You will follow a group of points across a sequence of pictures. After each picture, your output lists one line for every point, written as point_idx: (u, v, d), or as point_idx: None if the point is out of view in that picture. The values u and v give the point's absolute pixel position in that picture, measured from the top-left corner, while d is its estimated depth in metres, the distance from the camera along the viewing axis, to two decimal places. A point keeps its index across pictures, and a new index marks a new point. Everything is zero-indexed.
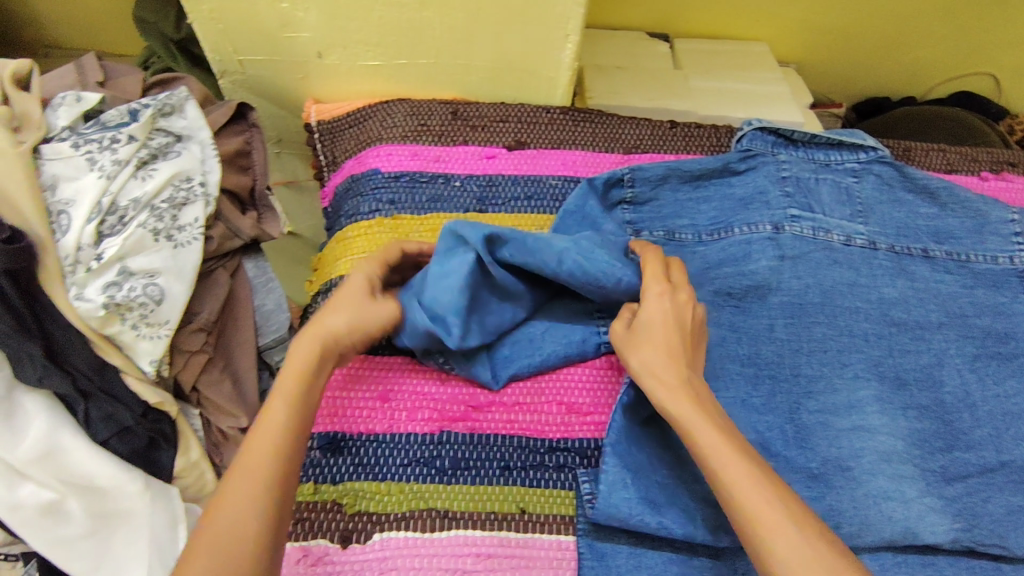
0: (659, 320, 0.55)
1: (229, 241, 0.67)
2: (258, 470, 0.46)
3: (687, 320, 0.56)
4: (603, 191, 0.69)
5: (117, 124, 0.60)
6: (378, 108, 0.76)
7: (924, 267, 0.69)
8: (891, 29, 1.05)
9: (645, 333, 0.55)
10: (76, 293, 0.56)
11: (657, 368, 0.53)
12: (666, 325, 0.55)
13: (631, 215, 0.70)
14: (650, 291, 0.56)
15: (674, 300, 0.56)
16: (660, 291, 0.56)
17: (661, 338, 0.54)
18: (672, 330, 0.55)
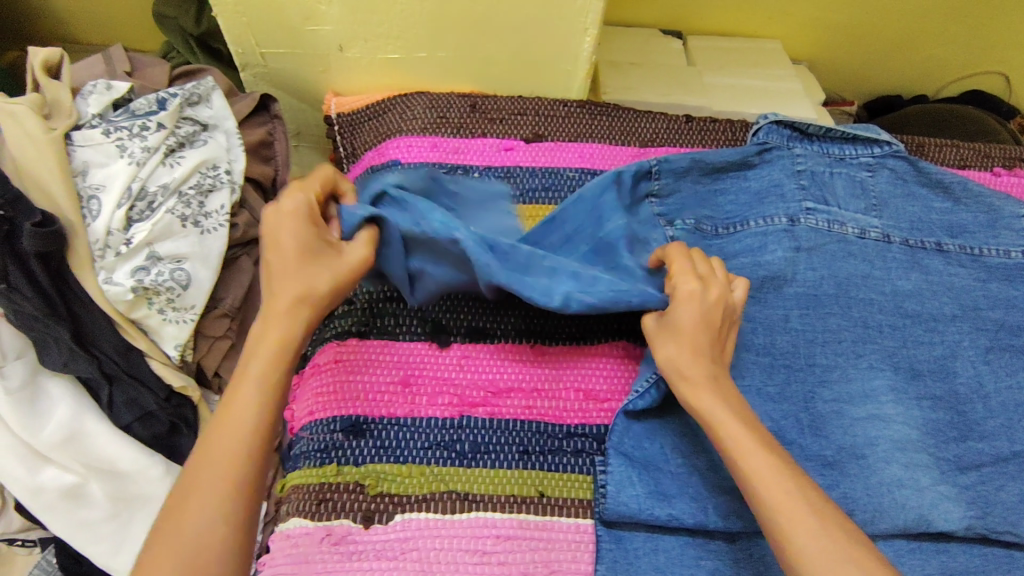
0: (687, 319, 0.54)
1: (253, 229, 0.69)
2: (226, 474, 0.44)
3: (717, 316, 0.55)
4: (633, 185, 0.68)
5: (145, 112, 0.61)
6: (398, 101, 0.77)
7: (938, 260, 0.69)
8: (903, 28, 1.05)
9: (671, 330, 0.55)
10: (106, 277, 0.58)
11: (681, 363, 0.53)
12: (693, 323, 0.54)
13: (660, 208, 0.70)
14: (681, 286, 0.55)
15: (705, 297, 0.55)
16: (688, 286, 0.55)
17: (686, 335, 0.54)
18: (701, 326, 0.54)
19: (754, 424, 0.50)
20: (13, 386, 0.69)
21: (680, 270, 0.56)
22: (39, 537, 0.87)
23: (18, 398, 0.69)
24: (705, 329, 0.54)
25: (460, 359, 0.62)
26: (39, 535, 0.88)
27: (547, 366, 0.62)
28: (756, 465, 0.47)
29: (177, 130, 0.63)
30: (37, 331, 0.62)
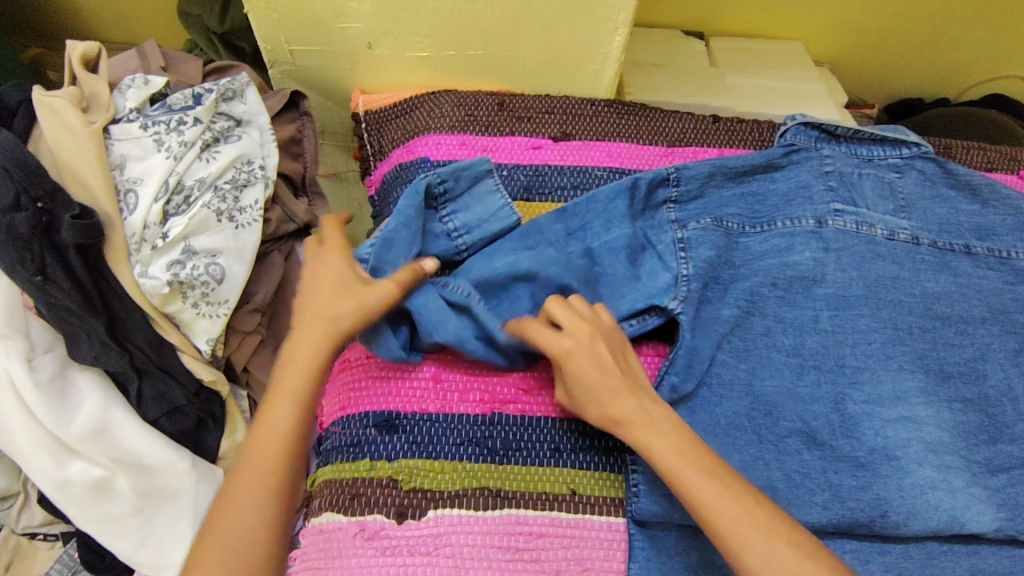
0: (585, 373, 0.53)
1: (284, 224, 0.69)
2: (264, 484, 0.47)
3: (604, 352, 0.54)
4: (648, 191, 0.69)
5: (182, 107, 0.62)
6: (425, 98, 0.77)
7: (967, 263, 0.69)
8: (926, 31, 1.05)
9: (581, 389, 0.54)
10: (141, 271, 0.59)
11: (631, 417, 0.52)
12: (590, 374, 0.53)
13: (677, 213, 0.69)
14: (562, 354, 0.54)
15: (582, 344, 0.54)
16: (560, 343, 0.54)
17: (601, 393, 0.53)
18: (609, 376, 0.53)
19: (691, 450, 0.50)
20: (42, 378, 0.68)
21: (539, 330, 0.55)
22: (62, 530, 0.87)
23: (47, 391, 0.68)
24: (587, 382, 0.53)
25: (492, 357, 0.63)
26: (62, 529, 0.88)
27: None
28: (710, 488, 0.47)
29: (212, 125, 0.63)
30: (69, 324, 0.63)
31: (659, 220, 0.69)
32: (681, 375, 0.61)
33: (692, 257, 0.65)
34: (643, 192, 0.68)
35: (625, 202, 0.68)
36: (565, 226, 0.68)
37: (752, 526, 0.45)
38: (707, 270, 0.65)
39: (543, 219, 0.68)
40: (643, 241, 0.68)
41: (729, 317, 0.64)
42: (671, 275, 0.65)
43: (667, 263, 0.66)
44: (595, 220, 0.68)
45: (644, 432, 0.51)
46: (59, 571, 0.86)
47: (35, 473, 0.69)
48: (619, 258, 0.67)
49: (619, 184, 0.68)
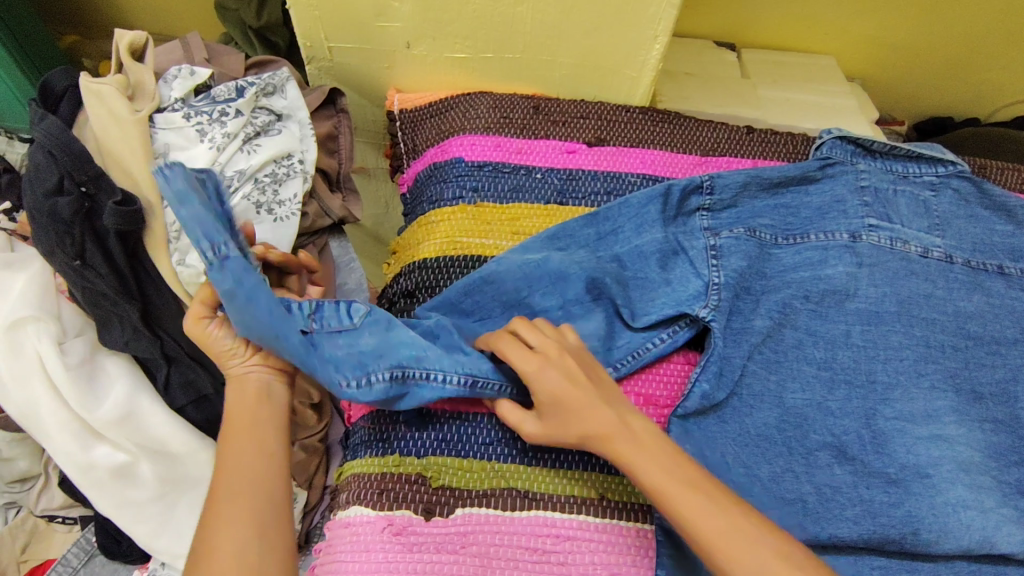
0: (557, 390, 0.51)
1: (320, 219, 0.69)
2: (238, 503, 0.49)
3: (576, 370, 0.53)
4: (681, 199, 0.69)
5: (225, 99, 0.62)
6: (461, 99, 0.78)
7: (1001, 283, 0.68)
8: (960, 51, 1.04)
9: (555, 403, 0.52)
10: (179, 259, 0.59)
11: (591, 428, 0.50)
12: (562, 389, 0.51)
13: (710, 221, 0.69)
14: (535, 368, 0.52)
15: (549, 354, 0.53)
16: (529, 364, 0.52)
17: (578, 407, 0.51)
18: (578, 391, 0.51)
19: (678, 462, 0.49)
20: (72, 362, 0.69)
21: (511, 345, 0.54)
22: (81, 514, 0.88)
23: (76, 374, 0.69)
24: (554, 395, 0.51)
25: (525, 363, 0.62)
26: (81, 513, 0.89)
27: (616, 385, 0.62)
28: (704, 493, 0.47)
29: (254, 119, 0.63)
30: (102, 309, 0.64)
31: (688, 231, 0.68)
32: (713, 383, 0.61)
33: (723, 265, 0.65)
34: (676, 198, 0.68)
35: (656, 208, 0.68)
36: (597, 230, 0.68)
37: (742, 539, 0.44)
38: (739, 280, 0.65)
39: (573, 222, 0.68)
40: (675, 246, 0.67)
41: (761, 328, 0.64)
42: (701, 283, 0.65)
43: (698, 271, 0.65)
44: (627, 225, 0.68)
45: (624, 445, 0.49)
46: (75, 555, 0.85)
47: (60, 455, 0.70)
48: (649, 262, 0.67)
49: (653, 190, 0.68)
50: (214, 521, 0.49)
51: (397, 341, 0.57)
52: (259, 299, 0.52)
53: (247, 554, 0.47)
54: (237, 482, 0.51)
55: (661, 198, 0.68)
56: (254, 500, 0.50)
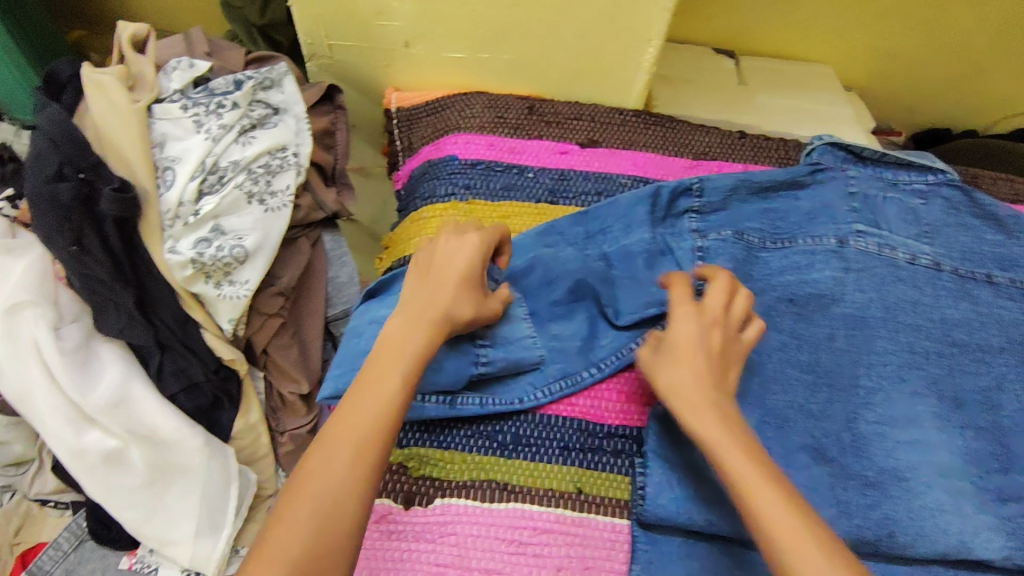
0: (681, 336, 0.53)
1: (314, 213, 0.70)
2: (359, 450, 0.46)
3: (717, 342, 0.53)
4: (670, 201, 0.69)
5: (222, 91, 0.63)
6: (457, 99, 0.79)
7: (988, 292, 0.68)
8: (958, 62, 1.05)
9: (673, 354, 0.53)
10: (171, 246, 0.60)
11: (681, 387, 0.51)
12: (702, 345, 0.53)
13: (698, 224, 0.69)
14: (679, 311, 0.55)
15: (705, 320, 0.54)
16: (708, 321, 0.54)
17: (684, 355, 0.52)
18: (697, 352, 0.52)
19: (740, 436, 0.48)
20: (68, 347, 0.70)
21: (683, 295, 0.56)
22: (72, 500, 0.89)
23: (70, 358, 0.70)
24: (719, 336, 0.53)
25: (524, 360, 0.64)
26: (73, 498, 0.90)
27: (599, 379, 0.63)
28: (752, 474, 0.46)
29: (250, 112, 0.64)
30: (98, 296, 0.63)
31: (674, 237, 0.69)
32: None
33: (709, 268, 0.66)
34: (665, 198, 0.69)
35: (638, 209, 0.68)
36: (584, 229, 0.69)
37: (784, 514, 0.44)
38: None
39: (562, 220, 0.69)
40: (662, 247, 0.68)
41: None
42: (686, 284, 0.65)
43: (685, 272, 0.66)
44: (614, 225, 0.69)
45: (701, 421, 0.49)
46: (65, 539, 0.85)
47: (52, 438, 0.70)
48: (636, 261, 0.67)
49: (642, 192, 0.69)
50: (330, 457, 0.45)
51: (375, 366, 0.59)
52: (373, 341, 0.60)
53: (345, 509, 0.44)
54: (324, 466, 0.45)
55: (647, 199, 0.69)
56: (343, 488, 0.44)
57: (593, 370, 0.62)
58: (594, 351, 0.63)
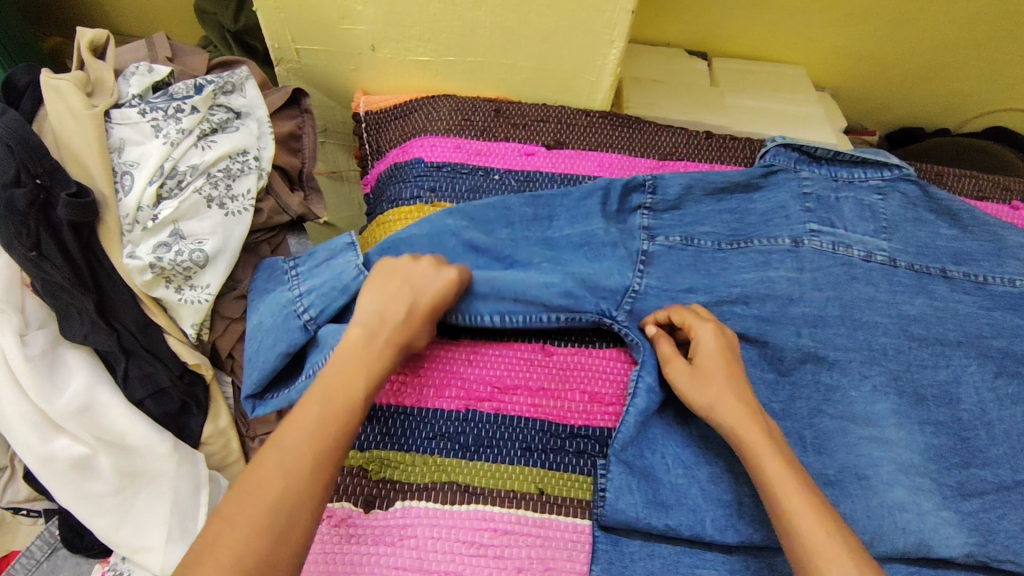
0: (712, 354, 0.58)
1: (277, 217, 0.68)
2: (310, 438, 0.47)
3: (732, 352, 0.59)
4: (623, 196, 0.70)
5: (182, 96, 0.62)
6: (424, 102, 0.79)
7: (946, 287, 0.69)
8: (929, 61, 1.05)
9: (714, 365, 0.57)
10: (130, 251, 0.59)
11: (727, 402, 0.54)
12: (722, 360, 0.58)
13: (651, 221, 0.70)
14: (705, 329, 0.59)
15: (723, 334, 0.60)
16: (726, 335, 0.60)
17: (722, 369, 0.57)
18: (729, 365, 0.57)
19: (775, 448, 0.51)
20: (33, 353, 0.68)
21: (697, 317, 0.61)
22: (45, 508, 0.86)
23: (36, 367, 0.68)
24: (731, 348, 0.59)
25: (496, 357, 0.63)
26: (46, 506, 0.87)
27: (555, 365, 0.63)
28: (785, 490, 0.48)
29: (211, 116, 0.63)
30: (61, 301, 0.62)
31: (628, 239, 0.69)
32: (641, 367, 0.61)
33: (649, 272, 0.67)
34: (617, 195, 0.70)
35: (587, 201, 0.70)
36: (534, 210, 0.70)
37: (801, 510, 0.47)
38: (667, 286, 0.67)
39: (512, 198, 0.69)
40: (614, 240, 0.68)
41: None
42: (622, 282, 0.66)
43: (624, 270, 0.66)
44: (564, 216, 0.70)
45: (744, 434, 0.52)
46: (38, 548, 0.82)
47: (19, 446, 0.69)
48: (579, 251, 0.68)
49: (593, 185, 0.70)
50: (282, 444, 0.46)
51: (269, 339, 0.61)
52: (273, 317, 0.61)
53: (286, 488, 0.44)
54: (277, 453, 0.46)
55: (600, 191, 0.70)
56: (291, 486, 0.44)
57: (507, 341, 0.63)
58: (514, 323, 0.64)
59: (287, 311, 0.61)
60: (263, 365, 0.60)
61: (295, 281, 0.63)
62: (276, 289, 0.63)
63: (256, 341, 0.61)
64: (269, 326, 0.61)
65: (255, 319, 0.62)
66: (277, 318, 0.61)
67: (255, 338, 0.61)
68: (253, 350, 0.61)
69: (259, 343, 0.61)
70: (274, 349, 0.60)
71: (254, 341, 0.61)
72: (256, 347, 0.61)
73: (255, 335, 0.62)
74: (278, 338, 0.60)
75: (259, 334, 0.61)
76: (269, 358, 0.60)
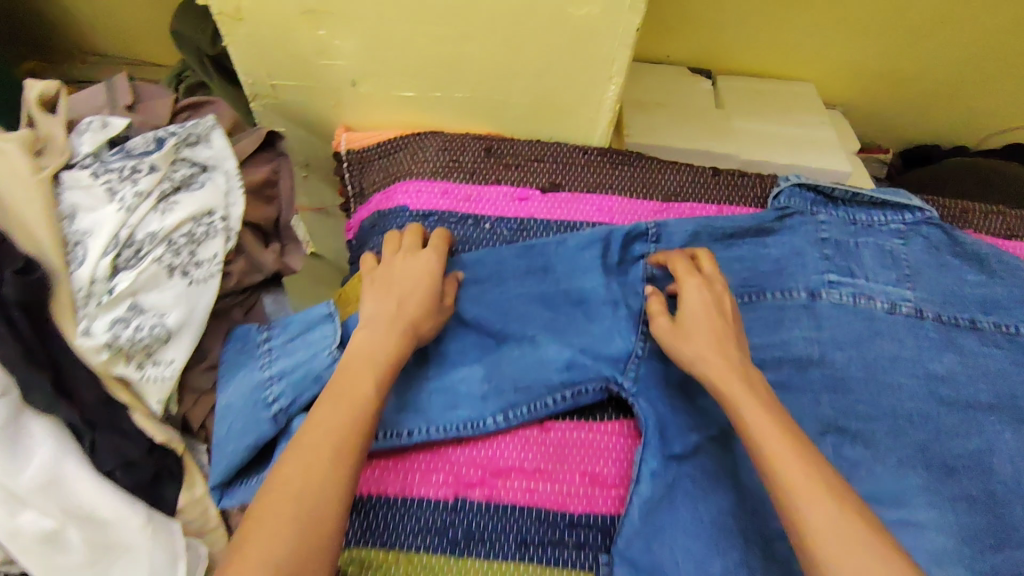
0: (697, 305, 0.56)
1: (250, 276, 0.63)
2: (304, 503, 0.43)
3: (726, 303, 0.57)
4: (623, 246, 0.66)
5: (140, 152, 0.57)
6: (412, 139, 0.74)
7: (972, 340, 0.63)
8: (948, 76, 0.99)
9: (696, 319, 0.56)
10: (85, 326, 0.53)
11: (706, 353, 0.53)
12: (706, 312, 0.56)
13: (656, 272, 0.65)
14: (688, 284, 0.58)
15: (712, 288, 0.57)
16: (716, 289, 0.58)
17: (704, 323, 0.55)
18: (714, 317, 0.55)
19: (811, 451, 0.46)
20: None
21: (686, 270, 0.59)
22: None
23: None
24: (724, 304, 0.57)
25: (488, 438, 0.58)
26: None
27: (552, 443, 0.58)
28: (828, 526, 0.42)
29: (172, 173, 0.58)
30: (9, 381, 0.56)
31: (630, 293, 0.64)
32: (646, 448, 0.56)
33: (652, 334, 0.61)
34: (618, 246, 0.65)
35: (585, 254, 0.65)
36: (528, 262, 0.65)
37: None
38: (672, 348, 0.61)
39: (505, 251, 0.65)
40: (616, 297, 0.63)
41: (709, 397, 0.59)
42: (625, 346, 0.61)
43: (626, 331, 0.61)
44: (561, 268, 0.65)
45: None
46: None
47: None
48: (579, 309, 0.63)
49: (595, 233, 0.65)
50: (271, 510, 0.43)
51: (238, 426, 0.56)
52: (243, 400, 0.57)
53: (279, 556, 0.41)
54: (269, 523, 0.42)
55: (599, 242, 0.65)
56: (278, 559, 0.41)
57: (500, 417, 0.58)
58: (507, 394, 0.58)
59: (257, 392, 0.57)
60: (230, 456, 0.55)
61: (268, 360, 0.59)
62: (248, 365, 0.59)
63: (224, 428, 0.56)
64: (239, 410, 0.56)
65: (224, 399, 0.58)
66: (248, 402, 0.57)
67: (223, 423, 0.56)
68: (221, 437, 0.56)
69: (227, 429, 0.56)
70: (242, 437, 0.55)
71: (222, 427, 0.56)
72: (223, 435, 0.56)
73: (223, 420, 0.57)
74: (248, 426, 0.55)
75: (228, 419, 0.56)
76: (237, 449, 0.55)
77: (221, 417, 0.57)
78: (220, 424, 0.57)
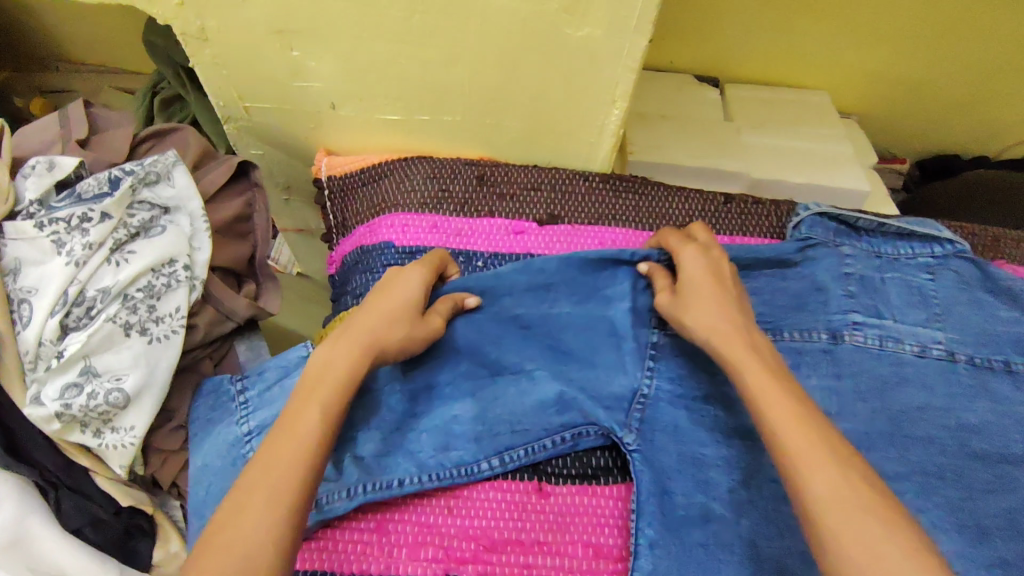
0: (696, 271, 0.54)
1: (219, 326, 0.58)
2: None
3: (725, 270, 0.55)
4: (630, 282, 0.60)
5: (93, 196, 0.51)
6: (397, 164, 0.68)
7: (1007, 385, 0.57)
8: (971, 83, 0.93)
9: (695, 285, 0.53)
10: (35, 394, 0.48)
11: (709, 321, 0.51)
12: (705, 277, 0.54)
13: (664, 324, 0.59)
14: (683, 253, 0.56)
15: (709, 255, 0.56)
16: (712, 255, 0.56)
17: (704, 288, 0.53)
18: (714, 282, 0.53)
19: (821, 432, 0.42)
20: None
21: (679, 241, 0.57)
22: None
23: None
24: (723, 270, 0.55)
25: (482, 505, 0.54)
26: None
27: (551, 510, 0.54)
28: (845, 515, 0.38)
29: (128, 219, 0.52)
30: None
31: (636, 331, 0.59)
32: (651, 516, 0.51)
33: (660, 372, 0.58)
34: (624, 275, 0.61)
35: (584, 284, 0.61)
36: (526, 293, 0.61)
37: None
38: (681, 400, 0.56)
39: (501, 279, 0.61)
40: (619, 333, 0.59)
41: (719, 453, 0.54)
42: (629, 384, 0.57)
43: (630, 369, 0.58)
44: (563, 297, 0.61)
45: None
46: None
47: None
48: (579, 343, 0.60)
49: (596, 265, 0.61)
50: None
51: (216, 489, 0.51)
52: (221, 459, 0.52)
53: None
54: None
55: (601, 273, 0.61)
56: None
57: (495, 462, 0.55)
58: (500, 437, 0.56)
59: (235, 450, 0.52)
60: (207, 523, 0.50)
61: (246, 412, 0.54)
62: (223, 421, 0.54)
63: (200, 492, 0.51)
64: (216, 471, 0.52)
65: (197, 461, 0.53)
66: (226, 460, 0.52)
67: (199, 487, 0.52)
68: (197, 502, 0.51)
69: (204, 493, 0.51)
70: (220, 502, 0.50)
71: (198, 491, 0.52)
72: (200, 499, 0.51)
73: (199, 483, 0.52)
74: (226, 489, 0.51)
75: (204, 482, 0.52)
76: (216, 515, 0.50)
77: (196, 480, 0.52)
78: (195, 487, 0.52)
